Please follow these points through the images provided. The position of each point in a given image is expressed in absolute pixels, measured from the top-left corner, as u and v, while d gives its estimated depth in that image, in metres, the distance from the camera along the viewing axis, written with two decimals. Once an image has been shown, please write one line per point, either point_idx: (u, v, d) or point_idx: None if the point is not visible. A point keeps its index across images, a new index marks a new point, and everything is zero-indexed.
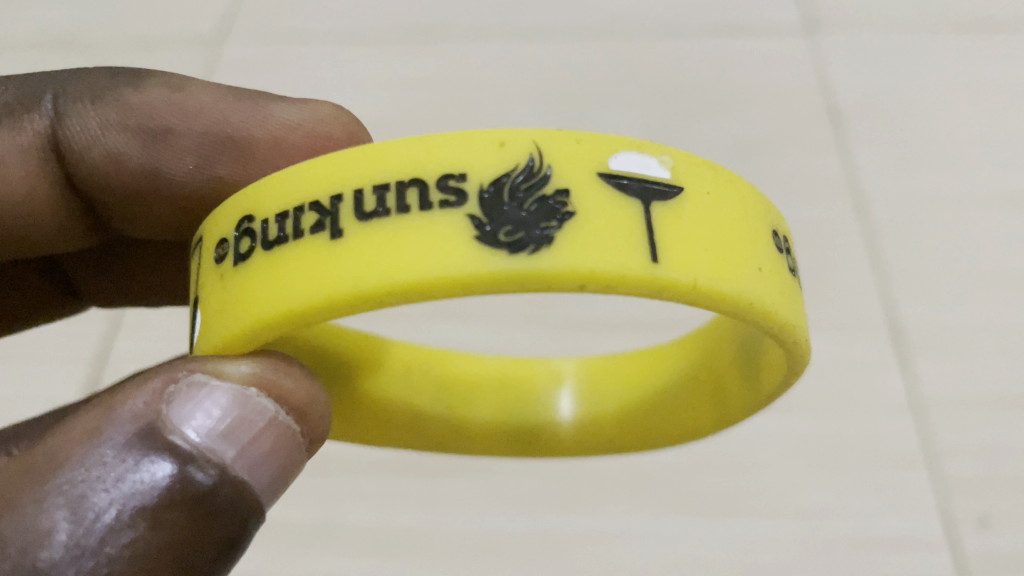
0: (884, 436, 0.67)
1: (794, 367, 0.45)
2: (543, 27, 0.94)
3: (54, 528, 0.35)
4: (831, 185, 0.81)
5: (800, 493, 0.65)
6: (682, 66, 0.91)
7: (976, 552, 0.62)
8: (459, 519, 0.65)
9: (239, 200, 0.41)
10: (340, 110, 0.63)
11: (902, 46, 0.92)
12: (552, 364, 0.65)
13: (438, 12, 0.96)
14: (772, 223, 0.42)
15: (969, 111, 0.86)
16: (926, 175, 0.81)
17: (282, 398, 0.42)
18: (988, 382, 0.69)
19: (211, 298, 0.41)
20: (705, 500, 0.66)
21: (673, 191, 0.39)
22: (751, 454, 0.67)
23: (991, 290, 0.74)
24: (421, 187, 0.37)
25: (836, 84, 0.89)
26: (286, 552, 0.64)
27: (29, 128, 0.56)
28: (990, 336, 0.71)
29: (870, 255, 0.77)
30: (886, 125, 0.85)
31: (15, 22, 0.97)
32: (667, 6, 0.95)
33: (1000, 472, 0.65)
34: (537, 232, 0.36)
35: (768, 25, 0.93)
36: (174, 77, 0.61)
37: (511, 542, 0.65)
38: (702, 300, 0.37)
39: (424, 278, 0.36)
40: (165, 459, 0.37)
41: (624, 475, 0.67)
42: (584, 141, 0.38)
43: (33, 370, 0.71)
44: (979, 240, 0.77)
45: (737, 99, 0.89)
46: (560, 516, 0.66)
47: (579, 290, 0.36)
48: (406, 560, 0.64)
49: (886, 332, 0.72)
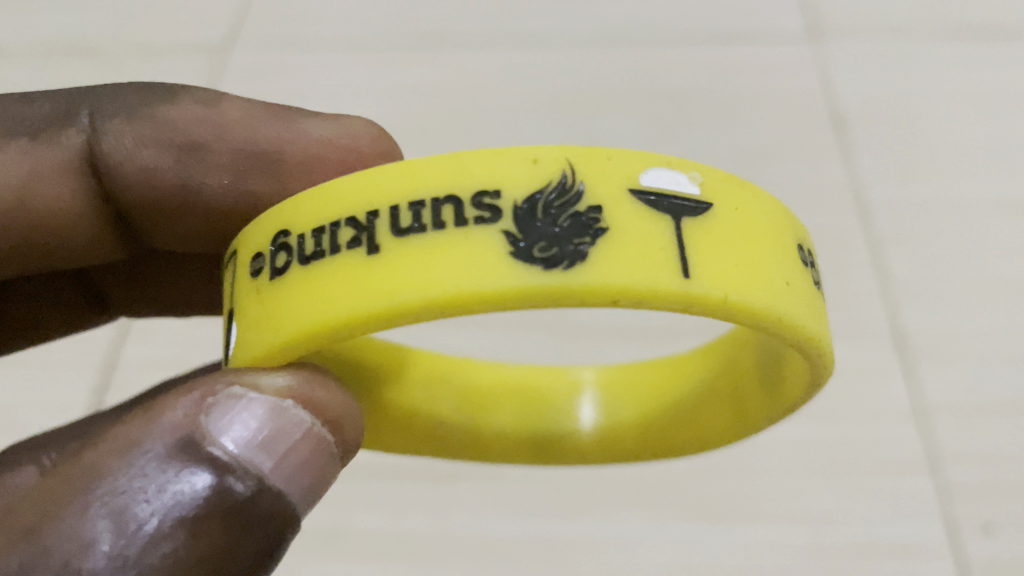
0: (887, 443, 0.67)
1: (817, 376, 0.46)
2: (549, 35, 0.95)
3: (98, 538, 0.36)
4: (834, 193, 0.82)
5: (806, 500, 0.66)
6: (687, 74, 0.92)
7: (977, 559, 0.63)
8: (466, 524, 0.66)
9: (275, 215, 0.42)
10: (371, 125, 0.63)
11: (903, 54, 0.92)
12: (572, 372, 0.65)
13: (445, 19, 0.96)
14: (797, 236, 0.43)
15: (971, 118, 0.87)
16: (929, 182, 0.82)
17: (317, 409, 0.42)
18: (991, 390, 0.69)
19: (248, 312, 0.42)
20: (711, 506, 0.66)
21: (702, 208, 0.39)
22: (755, 461, 0.68)
23: (994, 297, 0.74)
24: (456, 204, 0.38)
25: (840, 92, 0.89)
26: (296, 558, 0.65)
27: (65, 143, 0.57)
28: (991, 344, 0.72)
29: (874, 262, 0.77)
30: (887, 133, 0.86)
31: (23, 27, 0.97)
32: (670, 14, 0.96)
33: (1003, 479, 0.66)
34: (570, 247, 0.37)
35: (772, 32, 0.93)
36: (207, 92, 0.61)
37: (516, 547, 0.65)
38: (732, 314, 0.38)
39: (460, 293, 0.36)
40: (203, 470, 0.38)
41: (630, 480, 0.68)
42: (615, 158, 0.39)
43: (45, 377, 0.72)
44: (981, 248, 0.77)
45: (740, 108, 0.89)
46: (567, 521, 0.66)
47: (611, 305, 0.37)
48: (413, 564, 0.65)
49: (890, 341, 0.72)
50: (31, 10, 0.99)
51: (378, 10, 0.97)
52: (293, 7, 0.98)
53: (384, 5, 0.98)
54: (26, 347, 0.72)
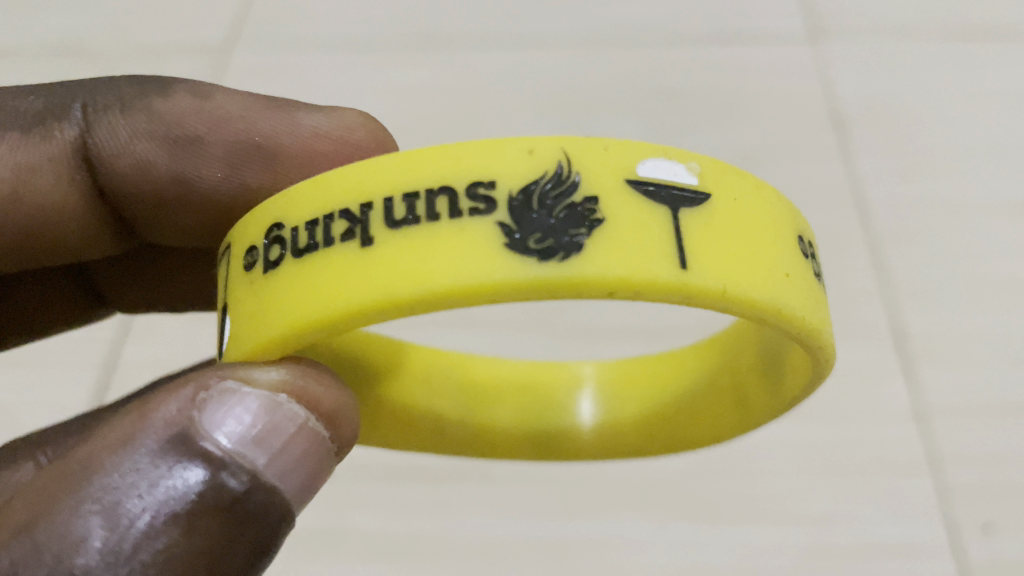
0: (888, 443, 0.67)
1: (819, 369, 0.45)
2: (546, 35, 0.95)
3: (89, 535, 0.35)
4: (833, 193, 0.81)
5: (806, 501, 0.65)
6: (686, 74, 0.92)
7: (979, 559, 0.62)
8: (462, 525, 0.65)
9: (269, 209, 0.42)
10: (366, 117, 0.63)
11: (903, 54, 0.92)
12: (571, 367, 0.65)
13: (443, 19, 0.96)
14: (797, 227, 0.42)
15: (973, 117, 0.87)
16: (930, 181, 0.82)
17: (311, 405, 0.42)
18: (992, 390, 0.69)
19: (241, 305, 0.41)
20: (710, 506, 0.66)
21: (700, 198, 0.39)
22: (756, 461, 0.68)
23: (996, 296, 0.74)
24: (450, 195, 0.37)
25: (839, 94, 0.89)
26: (291, 558, 0.64)
27: (58, 137, 0.57)
28: (992, 344, 0.71)
29: (874, 261, 0.77)
30: (887, 132, 0.86)
31: (19, 28, 0.97)
32: (669, 14, 0.96)
33: (1005, 479, 0.65)
34: (566, 238, 0.36)
35: (771, 32, 0.93)
36: (201, 85, 0.61)
37: (511, 548, 0.64)
38: (730, 306, 0.37)
39: (455, 284, 0.36)
40: (197, 465, 0.38)
41: (628, 481, 0.68)
42: (612, 149, 0.39)
43: (40, 377, 0.71)
44: (983, 247, 0.77)
45: (738, 107, 0.89)
46: (563, 521, 0.66)
47: (608, 297, 0.37)
48: (408, 565, 0.64)
49: (890, 340, 0.72)
50: (27, 10, 0.99)
51: (375, 10, 0.97)
52: (290, 8, 0.97)
53: (382, 4, 0.97)
54: (23, 346, 0.72)
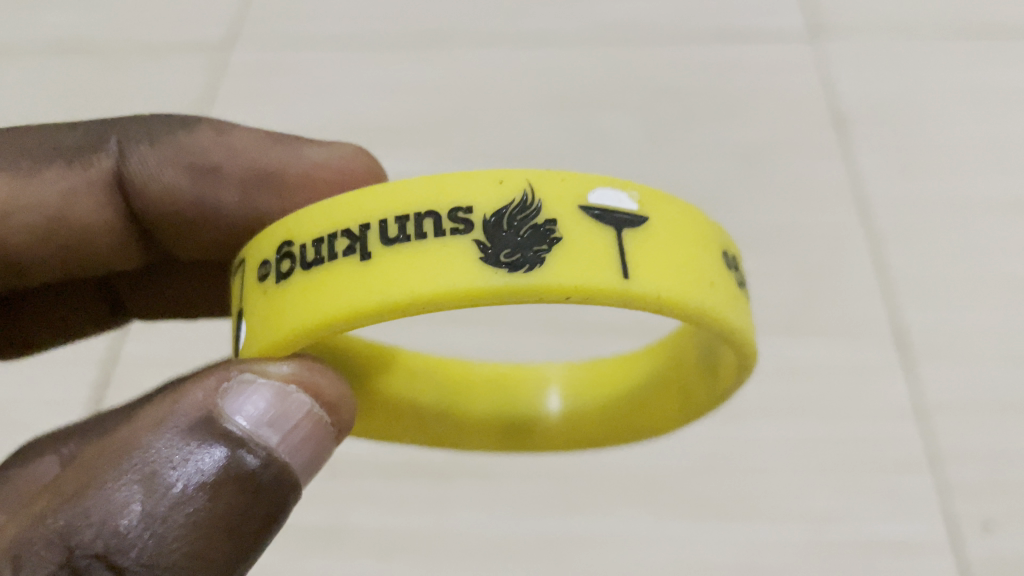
0: (884, 441, 0.74)
1: (747, 366, 0.53)
2: (552, 32, 1.03)
3: (132, 500, 0.42)
4: (825, 190, 0.89)
5: (807, 496, 0.72)
6: (685, 74, 1.00)
7: (979, 557, 0.68)
8: (465, 523, 0.72)
9: (279, 229, 0.49)
10: (362, 151, 0.70)
11: (903, 53, 1.01)
12: (540, 369, 0.73)
13: (459, 22, 1.04)
14: (722, 243, 0.51)
15: (974, 118, 0.95)
16: (929, 180, 0.90)
17: (316, 394, 0.50)
18: (989, 388, 0.76)
19: (256, 310, 0.49)
20: (704, 502, 0.73)
21: (639, 221, 0.47)
22: (755, 460, 0.74)
23: (988, 293, 0.82)
24: (435, 217, 0.45)
25: (840, 93, 0.98)
26: (294, 557, 0.71)
27: (97, 166, 0.64)
28: (990, 341, 0.79)
29: (875, 261, 0.84)
30: (889, 131, 0.94)
31: (26, 27, 1.04)
32: (670, 16, 1.04)
33: (1001, 478, 0.72)
34: (530, 253, 0.44)
35: (772, 32, 1.02)
36: (218, 121, 0.69)
37: (516, 544, 0.72)
38: (666, 309, 0.45)
39: (438, 290, 0.44)
40: (220, 444, 0.45)
41: (631, 481, 0.75)
42: (567, 180, 0.47)
43: (46, 376, 0.78)
44: (986, 245, 0.85)
45: (732, 108, 0.97)
46: (570, 519, 0.73)
47: (564, 301, 0.44)
48: (415, 560, 0.71)
49: (891, 340, 0.79)
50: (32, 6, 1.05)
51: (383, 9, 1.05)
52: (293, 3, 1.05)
53: (396, 6, 1.05)
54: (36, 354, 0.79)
